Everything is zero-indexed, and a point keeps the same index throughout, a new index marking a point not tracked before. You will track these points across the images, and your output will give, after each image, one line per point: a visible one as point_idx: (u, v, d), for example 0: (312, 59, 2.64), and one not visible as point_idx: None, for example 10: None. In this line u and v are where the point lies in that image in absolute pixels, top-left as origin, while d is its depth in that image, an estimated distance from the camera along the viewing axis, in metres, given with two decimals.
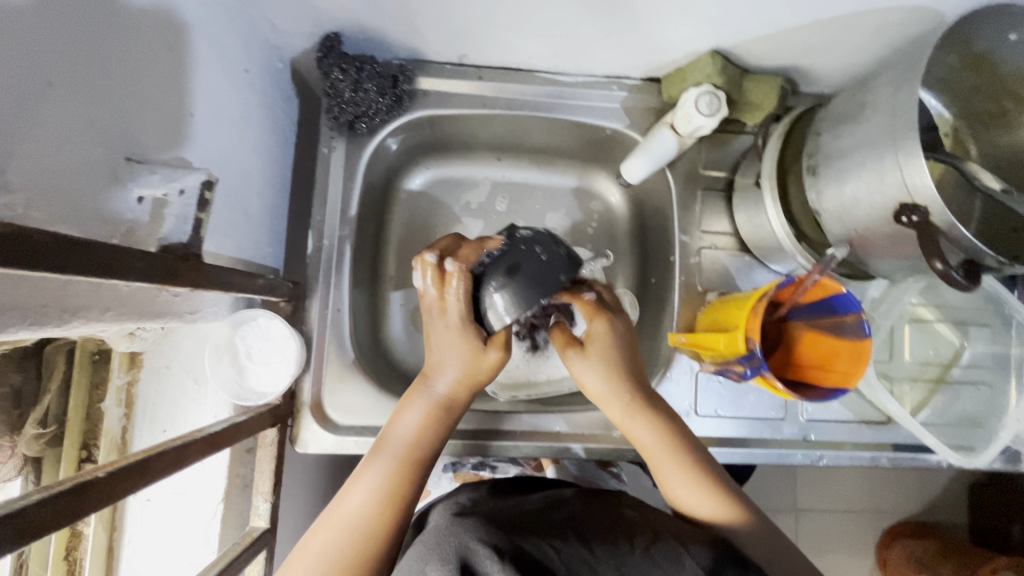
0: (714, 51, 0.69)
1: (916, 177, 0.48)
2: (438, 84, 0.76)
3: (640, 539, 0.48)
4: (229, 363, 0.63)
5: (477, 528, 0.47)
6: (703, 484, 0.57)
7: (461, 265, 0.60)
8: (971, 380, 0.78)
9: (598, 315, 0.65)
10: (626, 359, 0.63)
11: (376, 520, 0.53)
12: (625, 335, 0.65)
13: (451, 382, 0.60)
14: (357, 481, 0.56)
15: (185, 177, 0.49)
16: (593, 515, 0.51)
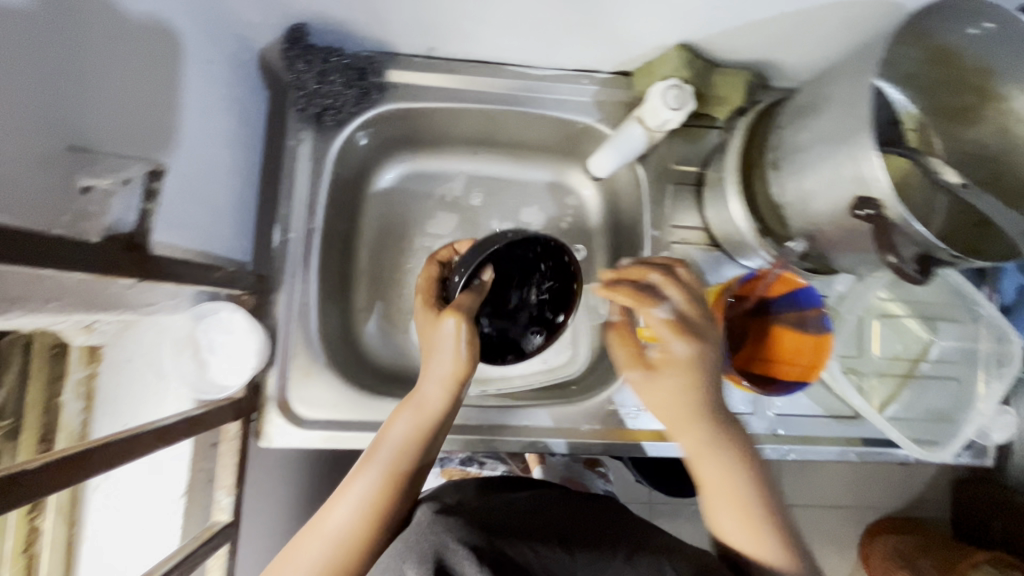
0: (682, 44, 0.68)
1: (870, 171, 0.49)
2: (408, 77, 0.76)
3: (623, 548, 0.51)
4: (190, 356, 0.64)
5: (458, 528, 0.51)
6: (750, 531, 0.53)
7: (435, 258, 0.69)
8: (938, 375, 0.78)
9: (681, 334, 0.54)
10: (700, 385, 0.55)
11: (359, 534, 0.55)
12: (705, 355, 0.55)
13: (437, 386, 0.58)
14: (343, 494, 0.57)
15: (130, 167, 0.48)
16: (581, 523, 0.55)
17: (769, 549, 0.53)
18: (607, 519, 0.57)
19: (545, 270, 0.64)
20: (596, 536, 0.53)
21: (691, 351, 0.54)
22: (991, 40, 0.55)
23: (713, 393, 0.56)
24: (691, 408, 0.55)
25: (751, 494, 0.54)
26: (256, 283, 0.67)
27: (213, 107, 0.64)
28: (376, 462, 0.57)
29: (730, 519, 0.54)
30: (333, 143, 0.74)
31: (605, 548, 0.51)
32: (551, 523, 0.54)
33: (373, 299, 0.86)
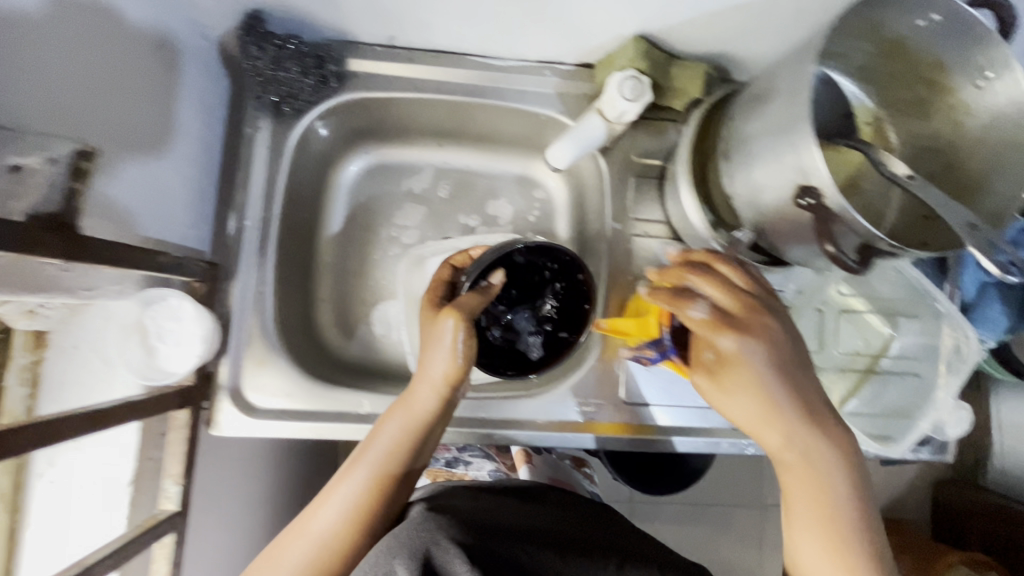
0: (639, 35, 0.68)
1: (810, 160, 0.49)
2: (368, 66, 0.75)
3: (615, 559, 0.56)
4: (137, 342, 0.62)
5: (447, 528, 0.53)
6: (833, 538, 0.52)
7: (445, 268, 0.70)
8: (899, 371, 0.78)
9: (723, 330, 0.50)
10: (768, 386, 0.51)
11: (344, 536, 0.58)
12: (766, 352, 0.51)
13: (429, 389, 0.62)
14: (331, 496, 0.60)
15: (56, 146, 0.48)
16: (573, 533, 0.59)
17: (854, 554, 0.52)
18: (594, 533, 0.61)
19: (557, 287, 0.70)
20: (586, 544, 0.57)
21: (747, 350, 0.50)
22: (938, 31, 0.55)
23: (786, 394, 0.51)
24: (764, 412, 0.52)
25: (839, 493, 0.52)
26: (207, 270, 0.67)
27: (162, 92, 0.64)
28: (365, 463, 0.60)
29: (812, 527, 0.53)
30: (292, 131, 0.74)
31: (596, 557, 0.55)
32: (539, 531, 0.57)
33: (337, 290, 0.86)
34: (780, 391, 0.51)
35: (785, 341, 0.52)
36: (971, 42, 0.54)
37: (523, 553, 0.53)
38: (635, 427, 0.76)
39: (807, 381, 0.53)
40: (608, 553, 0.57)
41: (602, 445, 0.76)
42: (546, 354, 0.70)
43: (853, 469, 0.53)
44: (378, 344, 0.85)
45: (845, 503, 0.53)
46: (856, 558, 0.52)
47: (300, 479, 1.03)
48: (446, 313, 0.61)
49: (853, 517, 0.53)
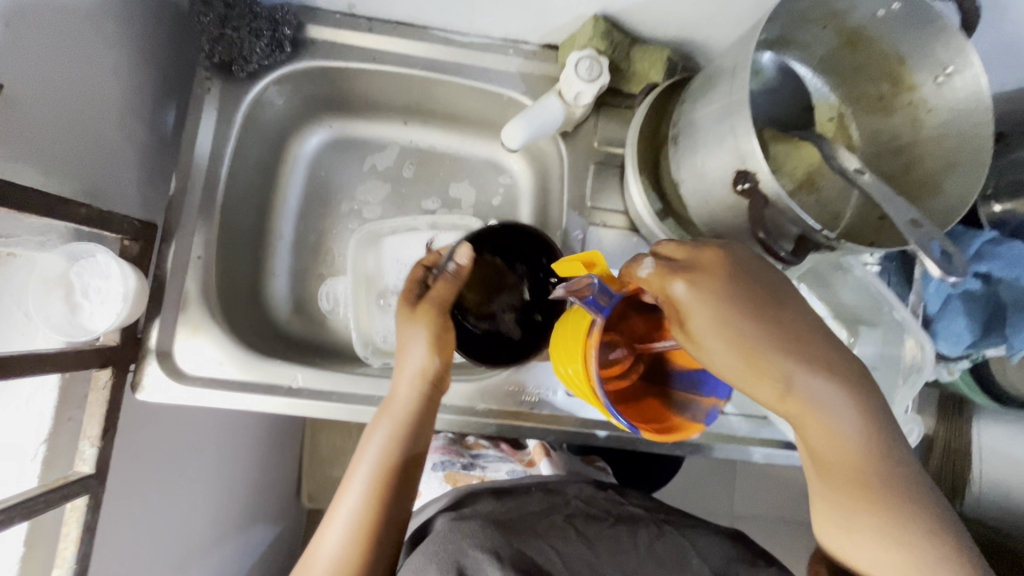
0: (599, 15, 0.66)
1: (746, 142, 0.47)
2: (327, 34, 0.74)
3: (645, 538, 0.59)
4: (60, 298, 0.60)
5: (473, 535, 0.56)
6: (869, 503, 0.47)
7: (421, 265, 0.69)
8: None
9: (670, 282, 0.45)
10: (736, 336, 0.44)
11: (350, 555, 0.57)
12: (724, 299, 0.44)
13: (410, 385, 0.64)
14: (335, 515, 0.60)
15: None
16: (594, 511, 0.63)
17: (893, 511, 0.46)
18: (623, 510, 0.64)
19: (528, 273, 0.70)
20: (617, 524, 0.61)
21: (697, 300, 0.44)
22: (898, 21, 0.52)
23: (765, 340, 0.44)
24: (746, 370, 0.45)
25: (875, 468, 0.46)
26: (140, 229, 0.65)
27: (108, 44, 0.62)
28: (359, 477, 0.61)
29: (846, 496, 0.47)
30: (244, 95, 0.72)
31: (629, 541, 0.58)
32: (568, 519, 0.61)
33: (288, 263, 0.84)
34: (753, 340, 0.44)
35: (750, 279, 0.45)
36: (930, 33, 0.52)
37: (555, 553, 0.56)
38: (578, 421, 0.73)
39: (798, 324, 0.45)
40: (637, 533, 0.60)
41: (543, 437, 0.73)
42: (525, 335, 0.69)
43: (875, 413, 0.46)
44: (328, 321, 0.84)
45: (871, 457, 0.46)
46: (900, 516, 0.46)
47: (245, 457, 1.01)
48: (423, 313, 0.64)
49: (888, 473, 0.47)
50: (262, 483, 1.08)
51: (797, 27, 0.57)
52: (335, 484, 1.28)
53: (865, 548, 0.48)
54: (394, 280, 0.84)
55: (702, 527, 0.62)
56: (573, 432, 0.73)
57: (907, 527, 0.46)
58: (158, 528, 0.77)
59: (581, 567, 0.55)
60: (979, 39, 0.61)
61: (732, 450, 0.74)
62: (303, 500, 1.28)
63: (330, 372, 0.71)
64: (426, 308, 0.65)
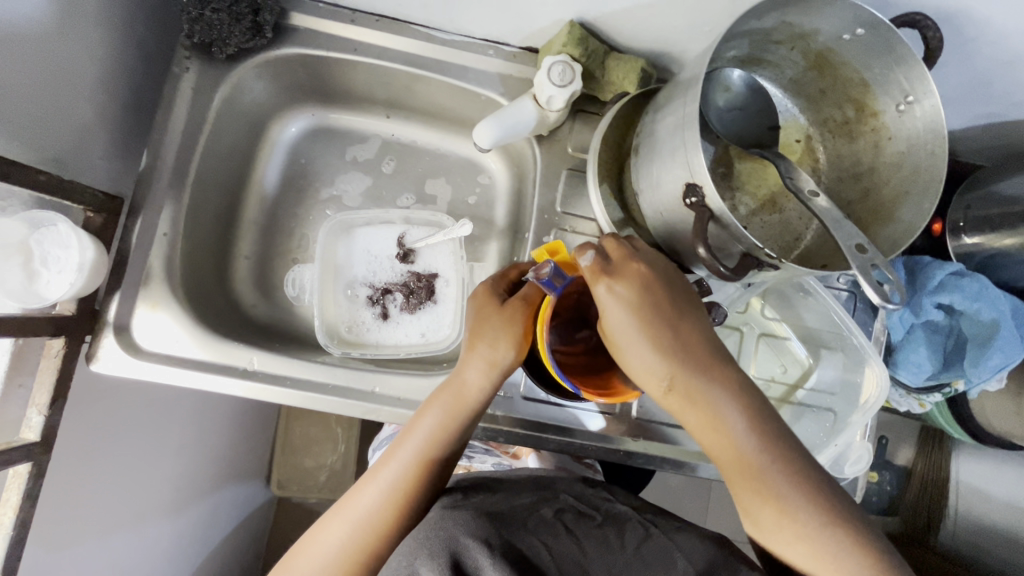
0: (575, 22, 0.67)
1: (694, 155, 0.47)
2: (310, 23, 0.74)
3: (634, 538, 0.58)
4: (18, 265, 0.61)
5: (465, 524, 0.57)
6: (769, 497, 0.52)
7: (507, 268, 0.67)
8: (815, 404, 0.76)
9: (599, 279, 0.51)
10: (642, 330, 0.51)
11: (385, 515, 0.60)
12: (636, 296, 0.51)
13: (479, 373, 0.62)
14: (375, 477, 0.62)
15: None
16: (587, 507, 0.63)
17: (776, 482, 0.52)
18: (611, 508, 0.64)
19: None
20: (604, 524, 0.60)
21: (615, 296, 0.51)
22: (863, 46, 0.52)
23: (660, 334, 0.51)
24: (647, 362, 0.51)
25: (769, 464, 0.52)
26: (104, 202, 0.65)
27: (83, 17, 0.62)
28: (406, 449, 0.62)
29: (746, 489, 0.53)
30: (222, 77, 0.73)
31: (616, 541, 0.58)
32: (557, 516, 0.61)
33: (261, 247, 0.85)
34: (653, 338, 0.51)
35: (659, 281, 0.53)
36: (892, 61, 0.52)
37: (544, 547, 0.56)
38: (532, 423, 0.73)
39: (687, 322, 0.53)
40: (625, 533, 0.59)
41: (493, 437, 0.73)
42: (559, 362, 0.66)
43: (753, 408, 0.53)
44: (296, 308, 0.84)
45: (761, 454, 0.52)
46: (798, 509, 0.51)
47: (206, 438, 1.01)
48: (513, 311, 0.61)
49: (782, 469, 0.52)
50: (223, 462, 1.09)
51: (765, 46, 0.58)
52: (303, 474, 1.29)
53: (775, 538, 0.52)
54: (363, 271, 0.84)
55: (686, 531, 0.60)
56: (523, 435, 0.73)
57: (786, 494, 0.52)
58: (109, 504, 0.77)
59: (571, 562, 0.55)
60: (950, 74, 0.62)
61: (685, 464, 0.74)
62: (271, 487, 1.29)
63: (286, 357, 0.71)
64: (519, 305, 0.61)
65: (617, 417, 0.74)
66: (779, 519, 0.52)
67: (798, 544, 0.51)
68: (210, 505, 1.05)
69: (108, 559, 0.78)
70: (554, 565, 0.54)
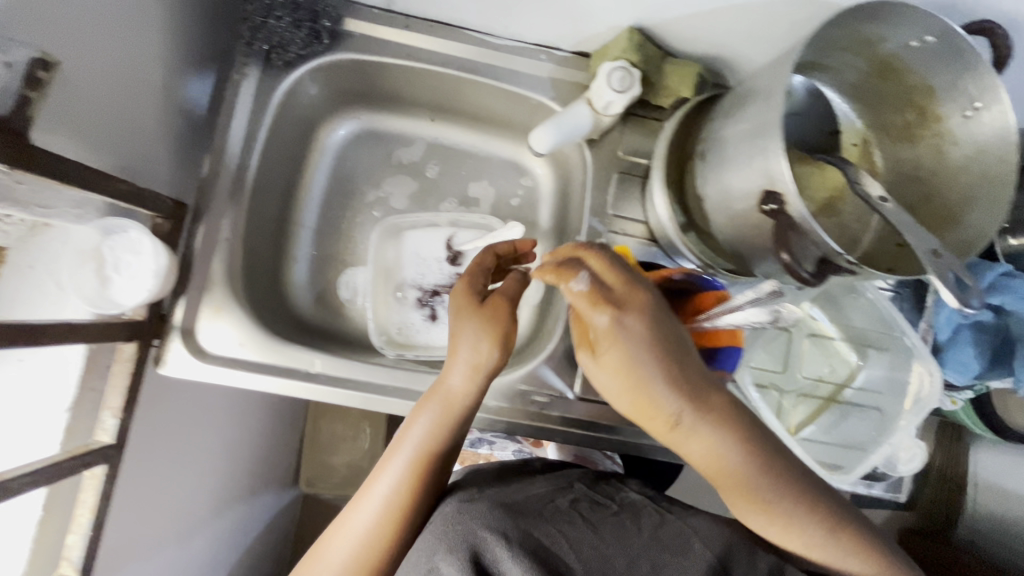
0: (634, 27, 0.67)
1: (777, 164, 0.48)
2: (364, 28, 0.75)
3: (650, 524, 0.56)
4: (92, 271, 0.62)
5: (482, 517, 0.53)
6: (768, 509, 0.53)
7: (487, 260, 0.69)
8: (861, 403, 0.78)
9: (600, 307, 0.50)
10: (642, 361, 0.50)
11: (384, 533, 0.57)
12: (636, 325, 0.50)
13: (464, 377, 0.61)
14: (368, 494, 0.59)
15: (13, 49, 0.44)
16: (602, 496, 0.60)
17: (773, 495, 0.53)
18: (624, 495, 0.61)
19: None
20: (621, 512, 0.57)
21: (617, 324, 0.50)
22: (930, 54, 0.53)
23: (662, 364, 0.50)
24: (645, 392, 0.51)
25: (765, 480, 0.53)
26: (173, 209, 0.66)
27: (152, 25, 0.63)
28: (399, 460, 0.59)
29: (747, 503, 0.54)
30: (280, 83, 0.74)
31: (633, 526, 0.55)
32: (574, 506, 0.58)
33: (310, 250, 0.86)
34: (653, 368, 0.50)
35: (654, 308, 0.52)
36: (962, 69, 0.53)
37: (563, 537, 0.53)
38: (587, 424, 0.74)
39: (685, 350, 0.51)
40: (641, 518, 0.57)
41: (550, 437, 0.74)
42: None
43: (750, 431, 0.53)
44: (346, 310, 0.85)
45: (760, 472, 0.53)
46: (796, 516, 0.53)
47: (247, 438, 1.03)
48: (489, 313, 0.62)
49: (779, 484, 0.53)
50: (261, 459, 1.11)
51: (829, 53, 0.59)
52: (333, 470, 1.31)
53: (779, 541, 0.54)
54: (412, 273, 0.85)
55: (701, 514, 0.58)
56: (579, 435, 0.74)
57: (775, 501, 0.53)
58: (166, 504, 0.79)
59: (592, 552, 0.52)
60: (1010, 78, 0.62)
61: None
62: (300, 483, 1.31)
63: (347, 359, 0.72)
64: (499, 300, 0.63)
65: None
66: (781, 527, 0.53)
67: (798, 546, 0.54)
68: (247, 504, 1.07)
69: (166, 556, 0.80)
70: (574, 555, 0.52)
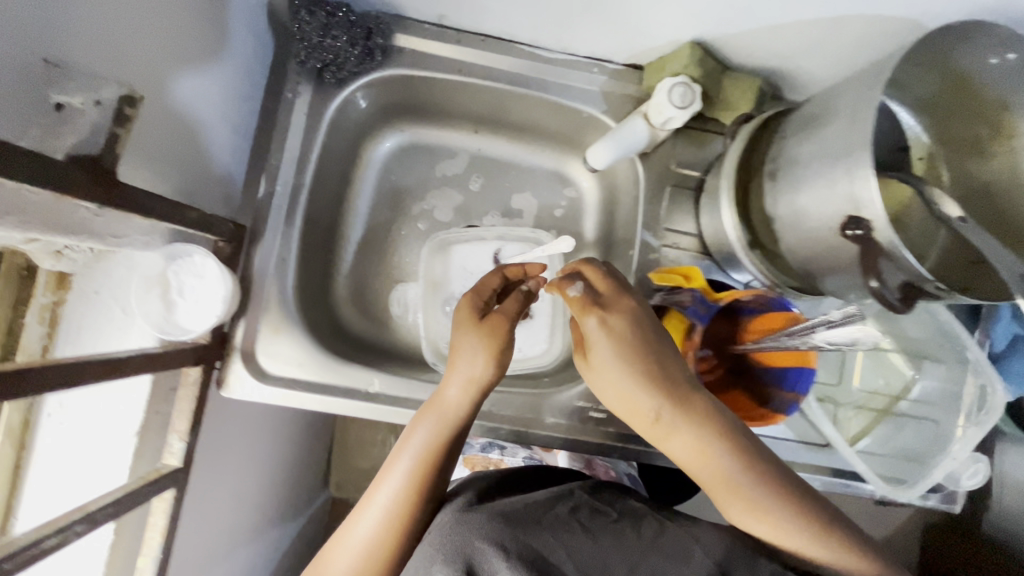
0: (695, 42, 0.67)
1: (865, 190, 0.47)
2: (415, 44, 0.74)
3: (653, 531, 0.51)
4: (158, 296, 0.63)
5: (481, 526, 0.50)
6: (766, 512, 0.51)
7: (498, 275, 0.70)
8: (917, 414, 0.76)
9: (589, 313, 0.56)
10: (624, 360, 0.54)
11: (385, 546, 0.54)
12: (622, 332, 0.55)
13: (460, 389, 0.60)
14: (370, 501, 0.57)
15: (104, 89, 0.45)
16: (604, 501, 0.55)
17: (765, 498, 0.51)
18: (626, 500, 0.56)
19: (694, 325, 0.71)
20: (622, 518, 0.53)
21: (603, 328, 0.55)
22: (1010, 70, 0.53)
23: (646, 365, 0.54)
24: (629, 391, 0.54)
25: (754, 482, 0.52)
26: (233, 232, 0.66)
27: (213, 49, 0.63)
28: (400, 465, 0.58)
29: (739, 507, 0.52)
30: (332, 100, 0.73)
31: (633, 533, 0.51)
32: (573, 511, 0.53)
33: (356, 265, 0.86)
34: (636, 368, 0.54)
35: (638, 317, 0.57)
36: None
37: (563, 547, 0.48)
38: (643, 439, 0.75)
39: (665, 352, 0.56)
40: (642, 525, 0.52)
41: (605, 453, 0.75)
42: None
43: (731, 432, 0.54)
44: (393, 324, 0.85)
45: (748, 473, 0.52)
46: (792, 518, 0.50)
47: (286, 448, 1.03)
48: (491, 327, 0.63)
49: (767, 485, 0.52)
50: (298, 468, 1.11)
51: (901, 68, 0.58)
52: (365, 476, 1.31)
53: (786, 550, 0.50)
54: (460, 287, 0.84)
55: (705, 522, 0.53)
56: (635, 450, 0.75)
57: (769, 503, 0.51)
58: (218, 520, 0.79)
59: (591, 562, 0.47)
60: None
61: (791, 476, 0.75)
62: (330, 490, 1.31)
63: (404, 378, 0.72)
64: (496, 318, 0.63)
65: None
66: (779, 532, 0.50)
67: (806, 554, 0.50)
68: (284, 514, 1.07)
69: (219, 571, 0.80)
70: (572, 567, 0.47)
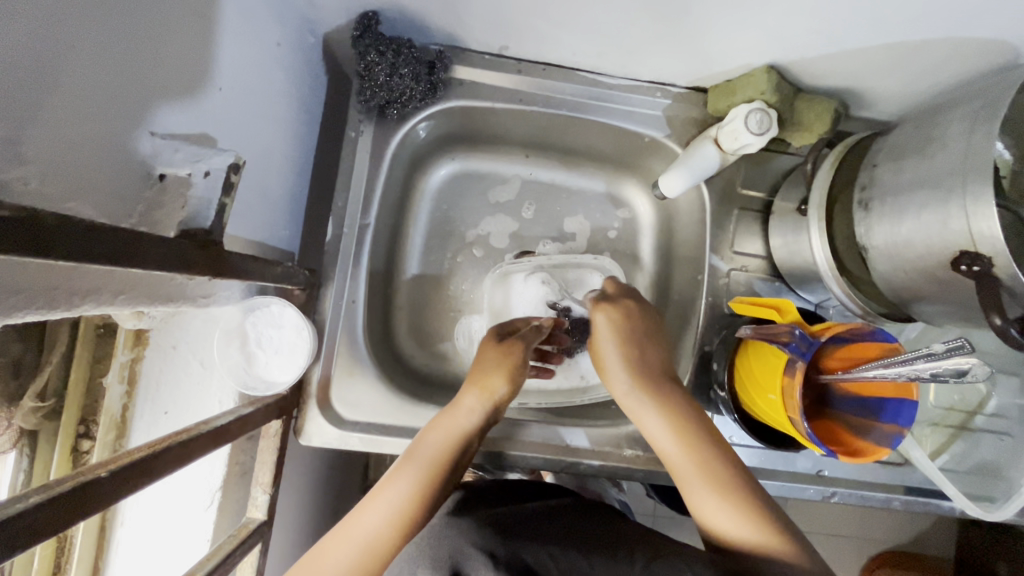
0: (770, 66, 0.66)
1: (984, 222, 0.46)
2: (474, 75, 0.73)
3: (641, 554, 0.47)
4: (238, 348, 0.63)
5: (472, 532, 0.50)
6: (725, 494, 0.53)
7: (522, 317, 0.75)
8: (993, 429, 0.74)
9: (598, 308, 0.67)
10: (618, 346, 0.64)
11: (390, 542, 0.51)
12: (620, 325, 0.65)
13: (475, 402, 0.62)
14: (376, 498, 0.54)
15: (211, 158, 0.46)
16: (593, 518, 0.53)
17: (727, 481, 0.53)
18: (621, 525, 0.53)
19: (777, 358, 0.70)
20: (614, 537, 0.50)
21: (606, 320, 0.66)
22: None
23: (637, 354, 0.64)
24: (615, 372, 0.64)
25: (718, 465, 0.55)
26: (308, 278, 0.65)
27: (274, 94, 0.61)
28: (409, 467, 0.56)
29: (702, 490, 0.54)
30: (392, 138, 0.73)
31: (625, 556, 0.47)
32: (568, 532, 0.51)
33: (413, 297, 0.85)
34: (628, 353, 0.64)
35: (641, 317, 0.67)
36: None
37: (550, 559, 0.46)
38: None
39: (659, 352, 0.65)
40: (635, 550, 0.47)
41: None
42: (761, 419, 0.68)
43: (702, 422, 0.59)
44: (454, 357, 0.84)
45: (715, 457, 0.55)
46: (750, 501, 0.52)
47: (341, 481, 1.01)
48: (510, 348, 0.67)
49: (730, 470, 0.54)
50: None
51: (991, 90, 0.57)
52: None
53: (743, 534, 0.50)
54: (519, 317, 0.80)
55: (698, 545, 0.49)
56: None
57: (730, 485, 0.53)
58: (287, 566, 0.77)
59: None
60: None
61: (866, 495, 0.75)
62: None
63: None
64: (517, 343, 0.67)
65: (800, 455, 0.74)
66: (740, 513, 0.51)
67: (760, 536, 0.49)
68: None
69: None
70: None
